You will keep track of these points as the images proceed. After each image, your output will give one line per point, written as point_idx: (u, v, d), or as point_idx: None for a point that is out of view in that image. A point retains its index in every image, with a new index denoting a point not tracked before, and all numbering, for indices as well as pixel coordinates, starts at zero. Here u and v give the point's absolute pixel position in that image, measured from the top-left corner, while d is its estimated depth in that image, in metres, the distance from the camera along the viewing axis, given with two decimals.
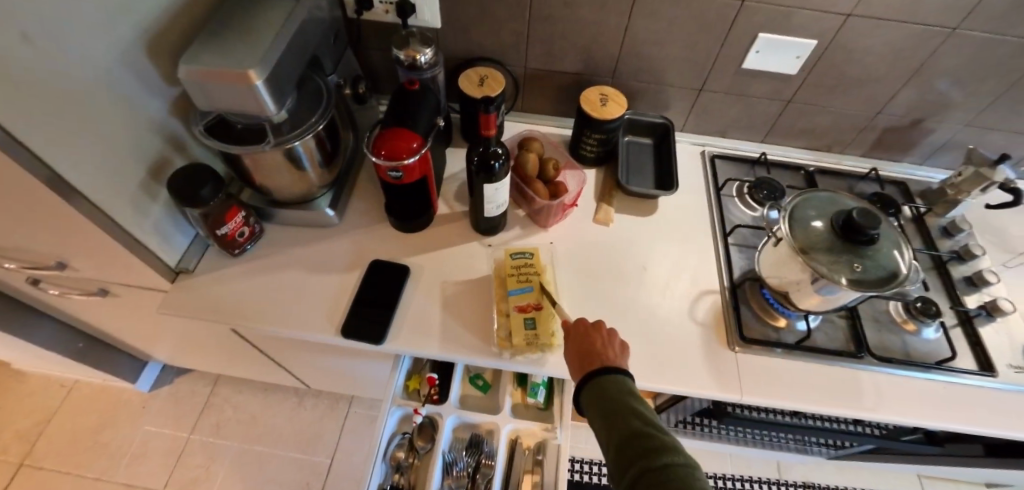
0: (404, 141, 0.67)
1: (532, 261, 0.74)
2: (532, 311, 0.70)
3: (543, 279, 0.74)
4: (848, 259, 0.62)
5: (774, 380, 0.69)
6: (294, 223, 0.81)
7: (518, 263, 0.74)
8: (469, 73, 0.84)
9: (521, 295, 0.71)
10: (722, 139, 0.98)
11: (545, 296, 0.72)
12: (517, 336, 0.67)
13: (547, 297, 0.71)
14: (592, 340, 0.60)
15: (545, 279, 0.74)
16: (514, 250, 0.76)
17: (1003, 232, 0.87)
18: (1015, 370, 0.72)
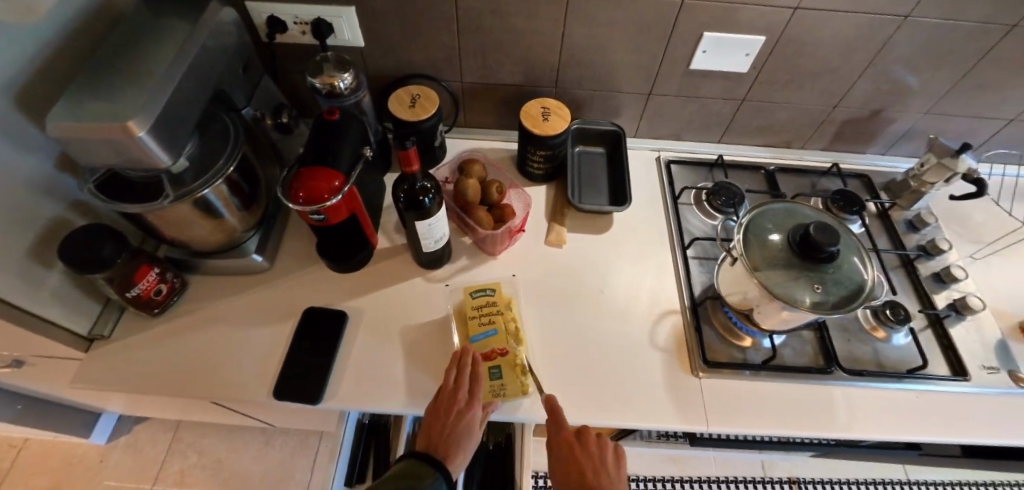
0: (323, 182, 0.61)
1: (495, 299, 0.70)
2: (498, 357, 0.66)
3: (508, 318, 0.69)
4: (809, 280, 0.59)
5: (742, 406, 0.65)
6: (220, 272, 0.73)
7: (479, 303, 0.69)
8: (399, 92, 0.78)
9: (485, 340, 0.67)
10: (678, 142, 0.94)
11: (512, 338, 0.67)
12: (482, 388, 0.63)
13: (513, 339, 0.67)
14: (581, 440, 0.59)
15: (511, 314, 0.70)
16: (474, 288, 0.71)
17: (969, 221, 0.85)
18: (988, 371, 0.69)
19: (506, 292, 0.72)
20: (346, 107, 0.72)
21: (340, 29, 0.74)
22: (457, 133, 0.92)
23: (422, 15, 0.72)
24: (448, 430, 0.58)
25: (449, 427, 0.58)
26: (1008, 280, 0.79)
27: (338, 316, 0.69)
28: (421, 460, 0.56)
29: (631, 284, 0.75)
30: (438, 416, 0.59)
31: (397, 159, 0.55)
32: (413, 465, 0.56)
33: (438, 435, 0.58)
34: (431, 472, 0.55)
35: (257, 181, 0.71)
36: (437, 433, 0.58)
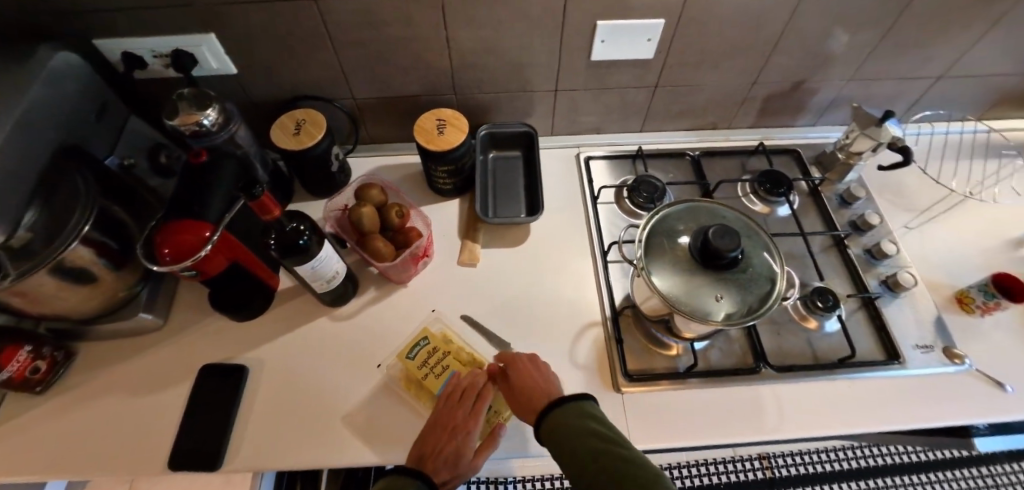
0: (187, 235, 0.55)
1: (434, 348, 0.65)
2: None
3: (456, 352, 0.65)
4: (711, 290, 0.55)
5: (667, 419, 0.62)
6: (107, 337, 0.67)
7: (421, 359, 0.64)
8: (282, 119, 0.71)
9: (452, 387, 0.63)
10: (599, 135, 0.89)
11: (472, 366, 0.64)
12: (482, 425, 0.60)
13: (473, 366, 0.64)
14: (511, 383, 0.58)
15: (456, 346, 0.66)
16: (407, 349, 0.65)
17: (902, 188, 0.81)
18: (923, 351, 0.66)
19: (436, 331, 0.68)
20: (217, 145, 0.65)
21: (204, 60, 0.67)
22: (365, 151, 0.87)
23: (286, 36, 0.65)
24: (441, 445, 0.54)
25: (440, 443, 0.54)
26: (942, 248, 0.76)
27: (237, 371, 0.64)
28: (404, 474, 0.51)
29: (552, 298, 0.71)
30: (435, 431, 0.55)
31: (254, 208, 0.50)
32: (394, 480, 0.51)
33: (432, 449, 0.54)
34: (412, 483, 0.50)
35: (132, 236, 0.64)
36: (431, 444, 0.55)
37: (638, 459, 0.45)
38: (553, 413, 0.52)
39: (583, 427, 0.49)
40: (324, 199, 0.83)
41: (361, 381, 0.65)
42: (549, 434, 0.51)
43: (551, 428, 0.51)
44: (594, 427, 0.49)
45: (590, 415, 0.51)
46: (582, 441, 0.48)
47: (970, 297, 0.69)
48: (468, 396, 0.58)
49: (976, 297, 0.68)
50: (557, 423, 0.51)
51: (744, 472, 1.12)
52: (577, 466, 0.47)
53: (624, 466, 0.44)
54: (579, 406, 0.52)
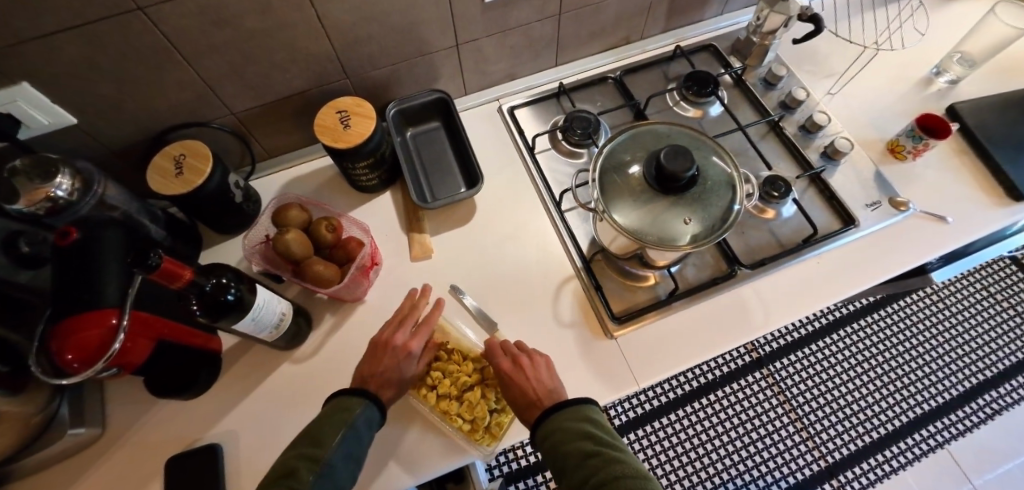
0: (87, 332, 0.47)
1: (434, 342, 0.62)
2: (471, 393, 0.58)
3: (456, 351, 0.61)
4: (678, 215, 0.53)
5: (661, 346, 0.62)
6: (42, 468, 0.57)
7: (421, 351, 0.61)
8: (156, 160, 0.60)
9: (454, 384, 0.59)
10: (514, 82, 0.82)
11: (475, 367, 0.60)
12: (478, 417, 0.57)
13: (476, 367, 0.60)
14: (514, 379, 0.55)
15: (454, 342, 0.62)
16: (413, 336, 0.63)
17: (818, 56, 0.81)
18: (872, 208, 0.69)
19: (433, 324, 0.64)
20: (85, 215, 0.54)
21: (27, 118, 0.53)
22: (267, 168, 0.77)
23: (118, 62, 0.53)
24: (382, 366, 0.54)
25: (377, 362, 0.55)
26: (865, 105, 0.77)
27: (210, 453, 0.57)
28: (351, 393, 0.51)
29: (517, 266, 0.68)
30: (373, 351, 0.55)
31: (157, 279, 0.42)
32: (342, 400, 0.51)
33: (372, 369, 0.54)
34: (362, 401, 0.50)
35: (22, 352, 0.53)
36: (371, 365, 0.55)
37: (633, 467, 0.45)
38: (552, 416, 0.50)
39: (580, 432, 0.48)
40: (240, 234, 0.73)
41: None
42: (547, 439, 0.50)
43: (549, 432, 0.50)
44: (594, 433, 0.48)
45: (587, 418, 0.50)
46: (578, 446, 0.47)
47: (901, 144, 0.71)
48: (410, 317, 0.58)
49: (906, 144, 0.71)
50: (555, 428, 0.49)
51: (735, 361, 1.19)
52: (570, 470, 0.46)
53: (619, 475, 0.44)
54: (576, 408, 0.51)
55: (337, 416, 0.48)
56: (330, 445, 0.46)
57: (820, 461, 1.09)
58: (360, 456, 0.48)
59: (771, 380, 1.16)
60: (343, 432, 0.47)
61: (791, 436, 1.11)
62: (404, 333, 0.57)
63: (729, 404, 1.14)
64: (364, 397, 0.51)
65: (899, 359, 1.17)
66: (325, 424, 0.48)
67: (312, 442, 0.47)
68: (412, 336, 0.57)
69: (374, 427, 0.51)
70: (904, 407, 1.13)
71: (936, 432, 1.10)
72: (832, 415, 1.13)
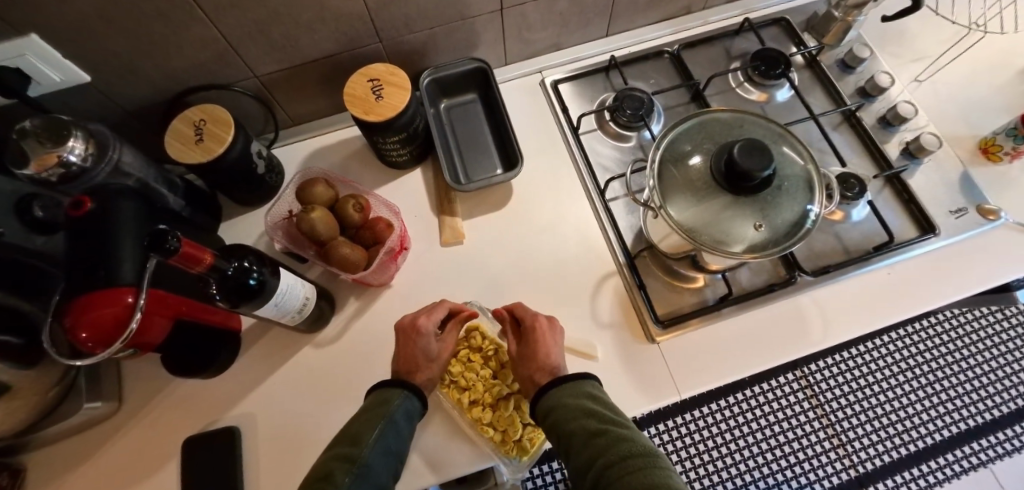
0: (101, 309, 0.44)
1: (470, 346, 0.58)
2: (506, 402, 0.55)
3: (495, 356, 0.58)
4: (747, 218, 0.47)
5: (708, 357, 0.57)
6: (63, 435, 0.57)
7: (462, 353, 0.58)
8: (175, 125, 0.55)
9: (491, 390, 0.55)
10: (558, 53, 0.75)
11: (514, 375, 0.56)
12: (516, 429, 0.54)
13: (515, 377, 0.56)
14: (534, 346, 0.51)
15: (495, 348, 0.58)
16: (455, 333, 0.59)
17: (906, 38, 0.72)
18: (957, 216, 0.61)
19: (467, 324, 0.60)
20: (100, 182, 0.50)
21: (39, 73, 0.49)
22: (289, 137, 0.72)
23: (132, 17, 0.47)
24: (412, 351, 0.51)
25: (407, 345, 0.51)
26: (957, 97, 0.68)
27: (228, 436, 0.56)
28: (388, 385, 0.48)
29: (554, 258, 0.63)
30: (399, 336, 0.52)
31: (176, 264, 0.38)
32: (381, 392, 0.47)
33: (401, 356, 0.51)
34: (401, 393, 0.47)
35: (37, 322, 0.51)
36: (405, 351, 0.51)
37: (642, 447, 0.40)
38: (551, 394, 0.46)
39: (581, 410, 0.44)
40: (259, 207, 0.69)
41: None
42: (548, 416, 0.45)
43: (548, 411, 0.45)
44: (595, 410, 0.44)
45: (589, 396, 0.45)
46: (580, 425, 0.42)
47: (998, 144, 0.63)
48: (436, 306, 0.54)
49: (1005, 144, 0.62)
50: (555, 405, 0.45)
51: None
52: (575, 450, 0.42)
53: (626, 456, 0.39)
54: (575, 385, 0.47)
55: (373, 411, 0.45)
56: (368, 444, 0.42)
57: (850, 470, 1.05)
58: (401, 455, 0.44)
59: (805, 382, 1.12)
60: (382, 425, 0.43)
61: (822, 442, 1.07)
62: (420, 312, 0.54)
63: (758, 404, 1.10)
64: (400, 388, 0.47)
65: (946, 370, 1.12)
66: (360, 421, 0.44)
67: (349, 441, 0.43)
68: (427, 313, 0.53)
69: (413, 419, 0.47)
70: (946, 421, 1.08)
71: (980, 450, 1.06)
72: (867, 424, 1.08)
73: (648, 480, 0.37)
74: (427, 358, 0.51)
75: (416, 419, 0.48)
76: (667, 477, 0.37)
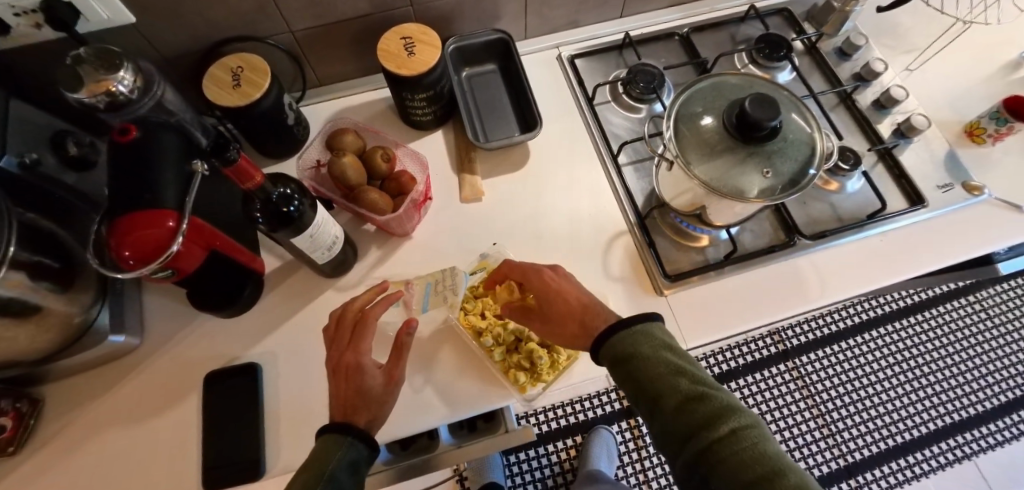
0: (146, 230, 0.46)
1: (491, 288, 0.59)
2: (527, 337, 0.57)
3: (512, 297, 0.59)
4: (755, 166, 0.51)
5: (713, 310, 0.61)
6: (84, 368, 0.58)
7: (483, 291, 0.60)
8: (213, 70, 0.58)
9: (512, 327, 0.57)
10: (574, 31, 0.78)
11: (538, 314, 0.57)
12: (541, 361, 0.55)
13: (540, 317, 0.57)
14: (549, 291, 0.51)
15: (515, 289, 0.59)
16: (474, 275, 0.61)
17: (897, 31, 0.77)
18: (944, 190, 0.66)
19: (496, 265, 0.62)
20: (142, 115, 0.52)
21: (89, 10, 0.51)
22: (314, 98, 0.74)
23: None
24: (346, 392, 0.45)
25: (339, 388, 0.46)
26: (944, 86, 0.73)
27: (251, 372, 0.58)
28: (331, 433, 0.43)
29: (567, 217, 0.66)
30: (330, 380, 0.47)
31: (229, 175, 0.42)
32: (324, 443, 0.42)
33: (336, 398, 0.46)
34: (346, 441, 0.42)
35: (70, 248, 0.53)
36: (339, 394, 0.46)
37: (741, 410, 0.38)
38: (621, 344, 0.43)
39: (667, 367, 0.40)
40: (282, 162, 0.72)
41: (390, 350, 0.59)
42: (621, 367, 0.42)
43: (622, 361, 0.42)
44: (680, 367, 0.41)
45: (667, 347, 0.42)
46: (671, 388, 0.39)
47: (982, 127, 0.68)
48: (360, 328, 0.49)
49: (988, 127, 0.67)
50: (631, 355, 0.42)
51: (760, 350, 1.19)
52: (665, 414, 0.40)
53: (733, 429, 0.37)
54: (648, 331, 0.43)
55: (312, 465, 0.41)
56: None
57: (840, 459, 1.10)
58: None
59: (796, 374, 1.17)
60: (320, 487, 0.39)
61: (812, 431, 1.12)
62: (348, 345, 0.49)
63: (751, 392, 1.15)
64: (341, 436, 0.42)
65: (932, 365, 1.18)
66: (302, 478, 0.40)
67: None
68: (348, 348, 0.48)
69: (358, 470, 0.42)
70: (932, 414, 1.13)
71: (964, 443, 1.11)
72: (855, 416, 1.13)
73: (764, 458, 0.35)
74: (367, 395, 0.45)
75: (365, 467, 0.44)
76: (781, 455, 0.36)
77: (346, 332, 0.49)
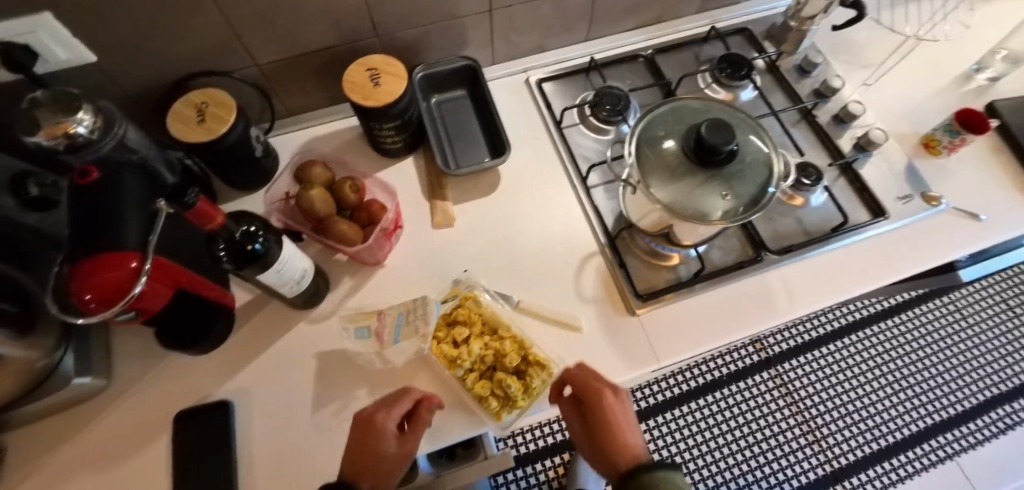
0: (107, 273, 0.45)
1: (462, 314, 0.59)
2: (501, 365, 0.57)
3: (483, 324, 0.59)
4: (715, 189, 0.52)
5: (686, 328, 0.61)
6: (48, 413, 0.57)
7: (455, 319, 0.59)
8: (178, 106, 0.58)
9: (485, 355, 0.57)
10: (542, 55, 0.80)
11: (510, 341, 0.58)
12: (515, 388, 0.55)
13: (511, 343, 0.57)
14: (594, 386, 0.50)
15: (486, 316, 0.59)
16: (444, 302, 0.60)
17: (853, 48, 0.79)
18: (904, 202, 0.68)
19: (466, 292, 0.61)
20: (105, 155, 0.52)
21: (48, 51, 0.51)
22: (284, 128, 0.74)
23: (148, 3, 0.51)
24: (362, 450, 0.47)
25: (359, 443, 0.48)
26: (901, 100, 0.76)
27: (222, 409, 0.57)
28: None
29: (540, 240, 0.66)
30: (354, 432, 0.49)
31: (190, 218, 0.42)
32: None
33: (349, 455, 0.47)
34: None
35: (31, 291, 0.52)
36: (354, 450, 0.47)
37: None
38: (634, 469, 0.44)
39: None
40: (254, 193, 0.71)
41: (364, 382, 0.58)
42: None
43: None
44: None
45: None
46: None
47: (937, 139, 0.70)
48: (402, 398, 0.50)
49: (942, 138, 0.69)
50: None
51: (743, 359, 1.20)
52: None
53: None
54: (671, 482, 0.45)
55: None
56: None
57: (826, 465, 1.10)
58: None
59: (779, 381, 1.18)
60: None
61: (797, 438, 1.13)
62: (381, 405, 0.50)
63: (735, 401, 1.16)
64: None
65: (911, 367, 1.19)
66: None
67: None
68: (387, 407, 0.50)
69: None
70: (914, 416, 1.15)
71: (945, 444, 1.12)
72: (839, 420, 1.14)
73: None
74: (379, 461, 0.47)
75: None
76: None
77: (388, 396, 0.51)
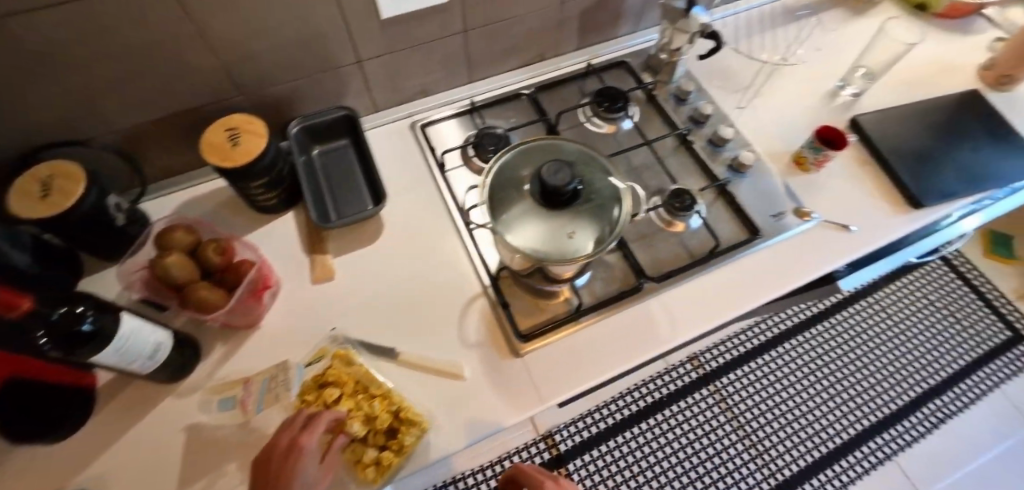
0: None
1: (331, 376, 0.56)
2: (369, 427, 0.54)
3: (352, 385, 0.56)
4: (563, 228, 0.52)
5: (571, 364, 0.60)
6: None
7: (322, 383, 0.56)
8: (21, 183, 0.55)
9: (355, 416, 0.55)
10: (428, 99, 0.81)
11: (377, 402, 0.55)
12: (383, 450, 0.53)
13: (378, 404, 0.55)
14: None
15: (356, 375, 0.57)
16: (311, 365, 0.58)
17: (726, 73, 0.83)
18: (777, 219, 0.70)
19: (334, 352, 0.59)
20: None
21: None
22: (158, 193, 0.73)
23: None
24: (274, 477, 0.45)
25: (270, 473, 0.45)
26: (774, 120, 0.79)
27: None
28: None
29: (424, 285, 0.65)
30: (262, 462, 0.47)
31: None
32: None
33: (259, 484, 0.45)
34: None
35: None
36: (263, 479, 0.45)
37: None
38: None
39: None
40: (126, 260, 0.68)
41: (233, 455, 0.55)
42: None
43: None
44: None
45: None
46: None
47: (804, 157, 0.73)
48: (314, 421, 0.49)
49: (809, 155, 0.72)
50: None
51: (681, 378, 1.20)
52: None
53: None
54: None
55: None
56: None
57: (770, 479, 1.10)
58: None
59: (718, 396, 1.18)
60: None
61: (741, 454, 1.12)
62: (297, 429, 0.49)
63: (677, 422, 1.14)
64: None
65: (843, 370, 1.21)
66: None
67: None
68: (301, 431, 0.48)
69: None
70: (851, 419, 1.16)
71: (883, 444, 1.14)
72: (780, 431, 1.14)
73: None
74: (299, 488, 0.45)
75: None
76: None
77: (301, 419, 0.50)
